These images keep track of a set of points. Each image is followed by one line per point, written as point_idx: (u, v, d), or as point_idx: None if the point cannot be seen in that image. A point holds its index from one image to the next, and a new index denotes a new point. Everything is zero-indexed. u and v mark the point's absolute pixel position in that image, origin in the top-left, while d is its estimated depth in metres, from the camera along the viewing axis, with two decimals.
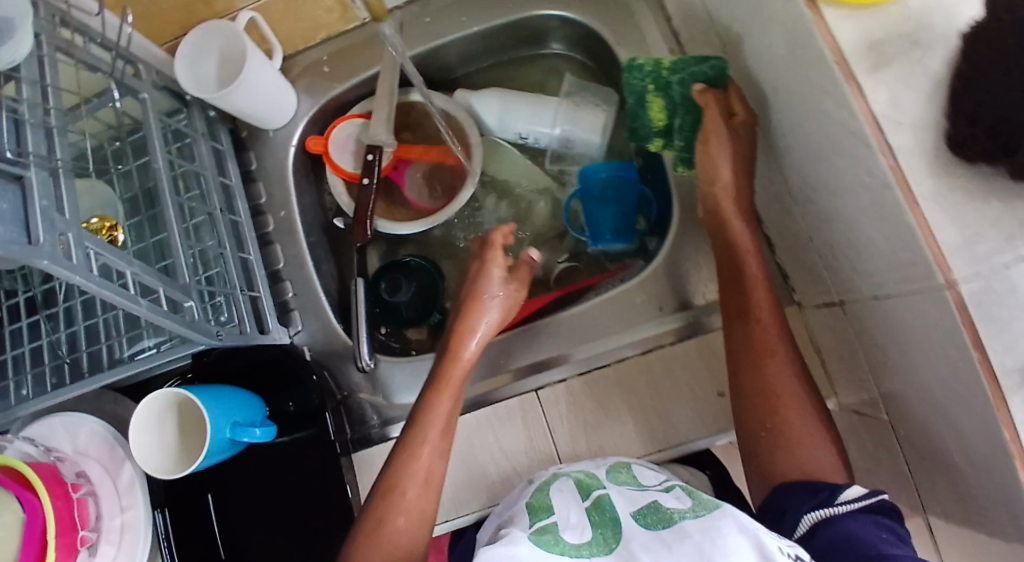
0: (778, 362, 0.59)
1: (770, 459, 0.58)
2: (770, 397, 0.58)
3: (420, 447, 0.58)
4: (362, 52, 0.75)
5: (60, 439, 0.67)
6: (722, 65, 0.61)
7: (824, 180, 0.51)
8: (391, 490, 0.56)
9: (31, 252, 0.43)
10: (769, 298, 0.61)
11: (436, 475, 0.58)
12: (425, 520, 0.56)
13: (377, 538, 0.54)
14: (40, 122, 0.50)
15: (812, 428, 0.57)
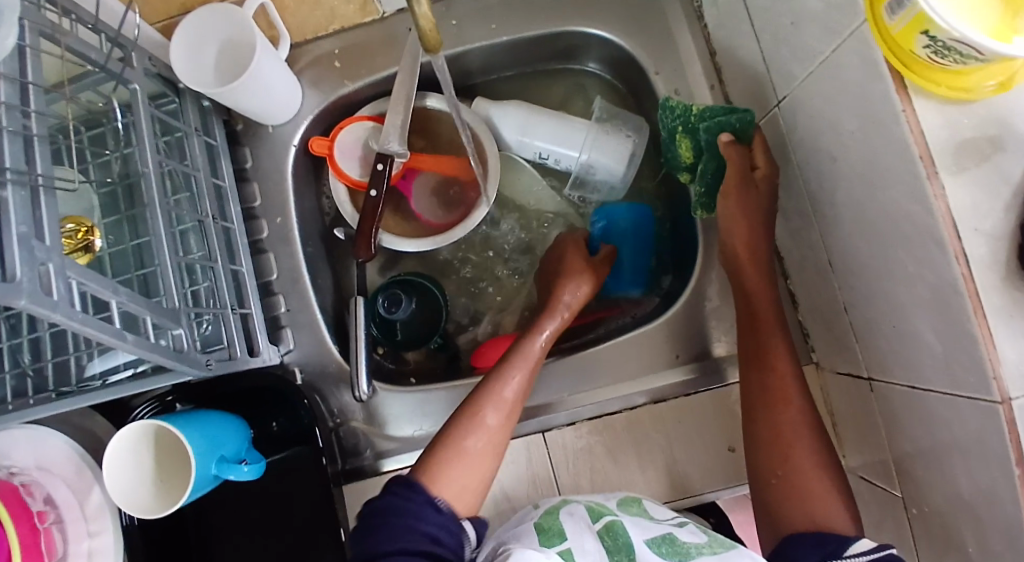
0: (794, 407, 0.57)
1: (778, 506, 0.54)
2: (779, 442, 0.56)
3: (504, 374, 0.60)
4: (380, 50, 0.70)
5: (22, 454, 0.64)
6: (749, 118, 0.58)
7: (873, 263, 0.49)
8: (474, 409, 0.58)
9: (7, 291, 0.37)
10: (787, 346, 0.59)
11: (514, 413, 0.59)
12: (500, 447, 0.57)
13: (455, 456, 0.55)
14: (19, 128, 0.43)
15: (824, 481, 0.53)
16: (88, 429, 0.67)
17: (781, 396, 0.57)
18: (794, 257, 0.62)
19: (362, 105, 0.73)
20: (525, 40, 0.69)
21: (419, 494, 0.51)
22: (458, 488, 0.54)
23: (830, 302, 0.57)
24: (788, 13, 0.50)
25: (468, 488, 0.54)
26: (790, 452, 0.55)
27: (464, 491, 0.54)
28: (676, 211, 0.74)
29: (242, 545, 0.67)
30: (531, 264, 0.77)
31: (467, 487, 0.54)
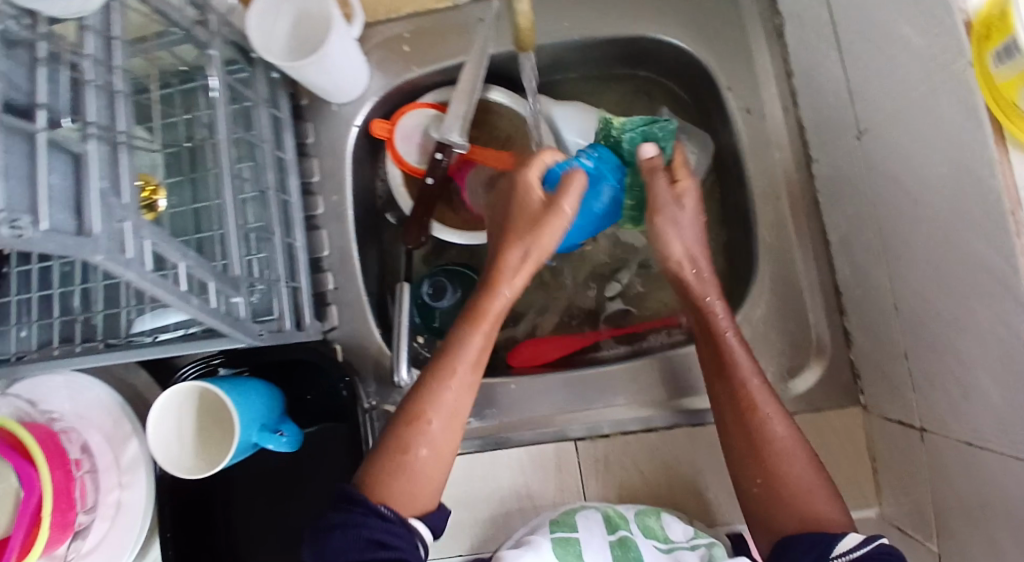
0: (768, 417, 0.55)
1: (766, 512, 0.53)
2: (756, 453, 0.54)
3: (445, 381, 0.57)
4: (449, 37, 0.70)
5: (60, 399, 0.65)
6: (670, 128, 0.63)
7: (945, 312, 0.48)
8: (416, 418, 0.56)
9: (86, 246, 0.38)
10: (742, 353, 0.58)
11: (464, 413, 0.57)
12: (447, 451, 0.56)
13: (397, 467, 0.54)
14: (103, 84, 0.43)
15: (810, 476, 0.53)
16: (132, 383, 0.69)
17: (743, 407, 0.56)
18: (853, 293, 0.60)
19: (425, 91, 0.73)
20: (598, 41, 0.68)
21: (361, 505, 0.52)
22: (407, 498, 0.54)
23: (890, 344, 0.56)
24: (883, 43, 0.49)
25: (417, 496, 0.54)
26: (768, 460, 0.54)
27: (412, 500, 0.54)
28: (731, 229, 0.71)
29: (264, 520, 0.67)
30: (577, 270, 0.78)
31: (414, 496, 0.54)
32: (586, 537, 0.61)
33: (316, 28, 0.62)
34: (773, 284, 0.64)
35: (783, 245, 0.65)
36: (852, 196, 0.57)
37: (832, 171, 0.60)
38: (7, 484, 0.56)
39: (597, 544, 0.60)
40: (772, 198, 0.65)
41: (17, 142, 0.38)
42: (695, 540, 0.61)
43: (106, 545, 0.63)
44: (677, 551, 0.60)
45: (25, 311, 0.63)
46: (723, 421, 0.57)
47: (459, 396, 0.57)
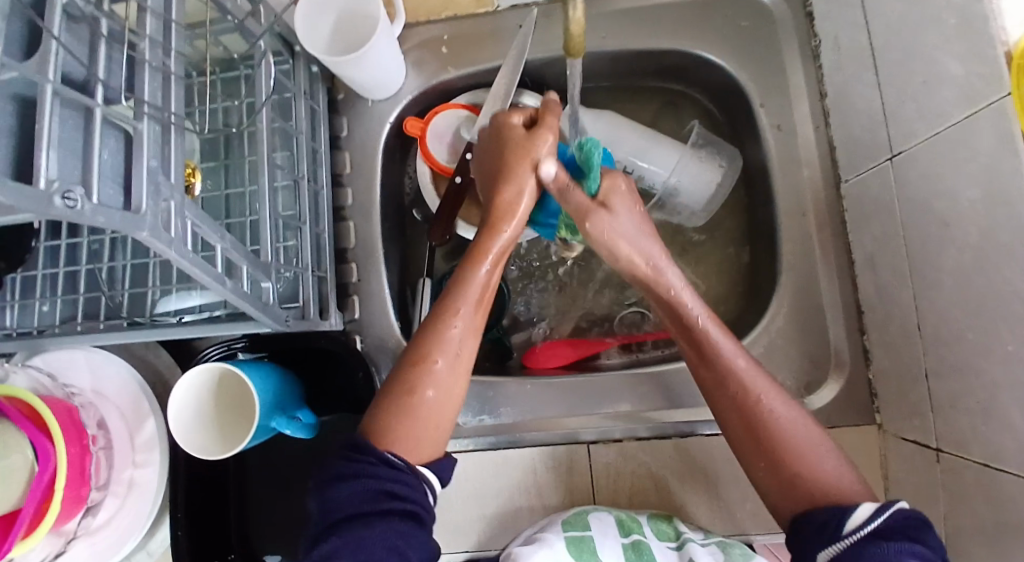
0: (764, 398, 0.53)
1: (779, 494, 0.51)
2: (759, 430, 0.52)
3: (449, 324, 0.55)
4: (486, 41, 0.71)
5: (80, 374, 0.66)
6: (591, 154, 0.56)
7: (970, 335, 0.48)
8: (421, 359, 0.54)
9: (133, 222, 0.38)
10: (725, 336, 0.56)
11: (470, 360, 0.55)
12: (454, 393, 0.54)
13: (406, 410, 0.52)
14: (159, 64, 0.43)
15: (819, 448, 0.51)
16: (152, 364, 0.70)
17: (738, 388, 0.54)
18: (876, 314, 0.61)
19: (458, 92, 0.73)
20: (634, 52, 0.69)
21: (368, 455, 0.50)
22: (414, 444, 0.52)
23: (912, 365, 0.56)
24: (922, 70, 0.51)
25: (424, 442, 0.52)
26: (772, 440, 0.52)
27: (419, 445, 0.52)
28: (755, 244, 0.72)
29: (277, 506, 0.68)
30: (596, 277, 0.79)
31: (423, 441, 0.52)
32: (600, 536, 0.62)
33: (357, 26, 0.63)
34: (793, 300, 0.65)
35: (807, 262, 0.65)
36: (881, 217, 0.58)
37: (862, 193, 0.61)
38: (21, 458, 0.54)
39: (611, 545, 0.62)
40: (798, 215, 0.66)
41: (73, 116, 0.39)
42: (707, 539, 0.62)
43: (115, 525, 0.63)
44: (689, 545, 0.60)
45: (50, 286, 0.63)
46: (718, 402, 0.55)
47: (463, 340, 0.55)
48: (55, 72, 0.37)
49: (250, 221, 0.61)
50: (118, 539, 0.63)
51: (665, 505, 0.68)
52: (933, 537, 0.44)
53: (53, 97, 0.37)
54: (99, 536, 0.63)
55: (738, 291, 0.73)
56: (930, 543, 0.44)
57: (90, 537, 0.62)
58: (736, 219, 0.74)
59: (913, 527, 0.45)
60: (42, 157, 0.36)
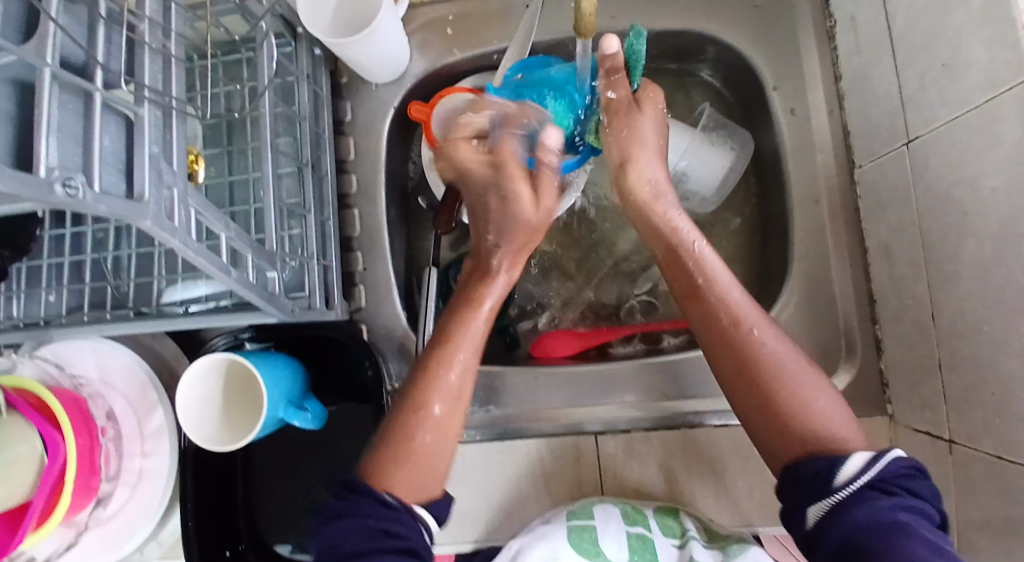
0: (757, 331, 0.52)
1: (770, 434, 0.50)
2: (750, 367, 0.51)
3: (444, 371, 0.54)
4: (494, 23, 0.69)
5: (87, 364, 0.65)
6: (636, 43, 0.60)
7: (986, 326, 0.47)
8: (415, 403, 0.53)
9: (136, 210, 0.37)
10: (734, 287, 0.54)
11: (463, 406, 0.55)
12: (450, 433, 0.53)
13: (402, 454, 0.51)
14: (159, 47, 0.42)
15: (807, 383, 0.50)
16: (159, 354, 0.69)
17: (736, 344, 0.52)
18: (890, 303, 0.60)
19: (464, 76, 0.72)
20: (644, 33, 0.68)
21: (364, 495, 0.50)
22: (411, 485, 0.51)
23: (925, 354, 0.55)
24: (944, 53, 0.49)
25: (422, 483, 0.52)
26: (765, 387, 0.50)
27: (416, 484, 0.51)
28: (766, 231, 0.71)
29: (286, 493, 0.68)
30: (603, 264, 0.78)
31: (421, 483, 0.52)
32: (602, 525, 0.62)
33: (356, 9, 0.62)
34: (804, 287, 0.64)
35: (819, 250, 0.65)
36: (898, 204, 0.57)
37: (877, 178, 0.60)
38: (30, 449, 0.54)
39: (615, 532, 0.62)
40: (811, 202, 0.65)
41: (73, 100, 0.38)
42: (711, 543, 0.61)
43: (126, 513, 0.63)
44: (691, 543, 0.60)
45: (55, 275, 0.62)
46: (720, 358, 0.53)
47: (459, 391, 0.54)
48: (53, 56, 0.36)
49: (254, 209, 0.60)
50: (128, 528, 0.63)
51: (672, 495, 0.67)
52: (923, 486, 0.46)
53: (52, 81, 0.36)
54: (109, 526, 0.63)
55: (748, 279, 0.72)
56: (918, 491, 0.45)
57: (100, 528, 0.63)
58: (746, 206, 0.73)
59: (908, 477, 0.46)
60: (41, 144, 0.35)
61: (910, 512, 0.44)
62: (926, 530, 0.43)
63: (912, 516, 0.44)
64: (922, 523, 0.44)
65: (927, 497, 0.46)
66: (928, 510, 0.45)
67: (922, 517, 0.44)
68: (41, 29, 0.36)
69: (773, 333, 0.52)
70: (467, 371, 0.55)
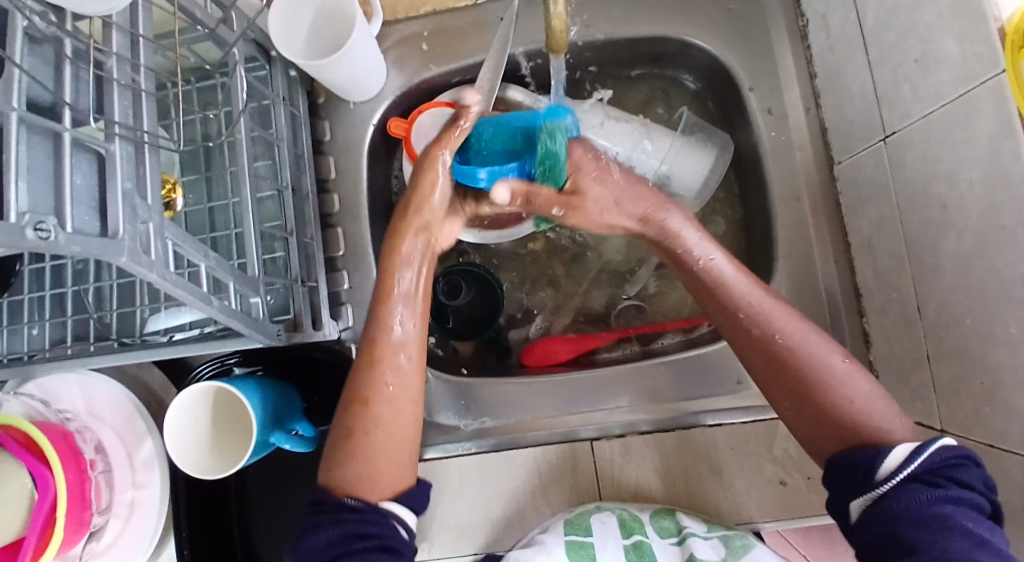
0: (789, 328, 0.52)
1: (818, 436, 0.50)
2: (793, 365, 0.51)
3: (379, 369, 0.54)
4: (468, 35, 0.69)
5: (73, 398, 0.65)
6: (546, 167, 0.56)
7: (970, 318, 0.48)
8: (357, 404, 0.53)
9: (110, 248, 0.37)
10: (748, 282, 0.55)
11: (414, 396, 0.55)
12: (399, 429, 0.53)
13: (351, 454, 0.52)
14: (128, 81, 0.42)
15: (847, 374, 0.50)
16: (147, 384, 0.69)
17: (773, 347, 0.52)
18: (876, 297, 0.60)
19: (442, 90, 0.72)
20: (619, 41, 0.68)
21: (332, 505, 0.51)
22: (370, 484, 0.52)
23: (913, 347, 0.56)
24: (915, 49, 0.49)
25: (383, 481, 0.52)
26: (805, 380, 0.51)
27: (376, 482, 0.52)
28: (750, 230, 0.71)
29: (280, 514, 0.68)
30: (589, 269, 0.78)
31: (378, 480, 0.52)
32: (601, 540, 0.63)
33: (332, 28, 0.62)
34: (791, 285, 0.64)
35: (804, 246, 0.65)
36: (878, 199, 0.57)
37: (856, 174, 0.60)
38: (20, 487, 0.54)
39: (613, 546, 0.62)
40: (792, 200, 0.65)
41: (41, 141, 0.38)
42: (710, 531, 0.63)
43: (121, 545, 0.63)
44: (691, 541, 0.61)
45: (37, 309, 0.62)
46: (750, 354, 0.53)
47: (398, 383, 0.54)
48: (19, 98, 0.36)
49: (235, 234, 0.59)
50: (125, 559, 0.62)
51: (670, 499, 0.67)
52: (976, 474, 0.44)
53: (18, 124, 0.36)
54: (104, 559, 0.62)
55: None
56: (969, 482, 0.44)
57: None
58: (729, 205, 0.73)
59: (957, 466, 0.44)
60: (11, 188, 0.34)
61: (955, 503, 0.43)
62: (969, 521, 0.42)
63: (958, 508, 0.43)
64: (966, 513, 0.43)
65: (981, 487, 0.44)
66: (980, 501, 0.43)
67: (970, 508, 0.43)
68: (5, 73, 0.36)
69: (807, 328, 0.52)
70: (407, 362, 0.54)
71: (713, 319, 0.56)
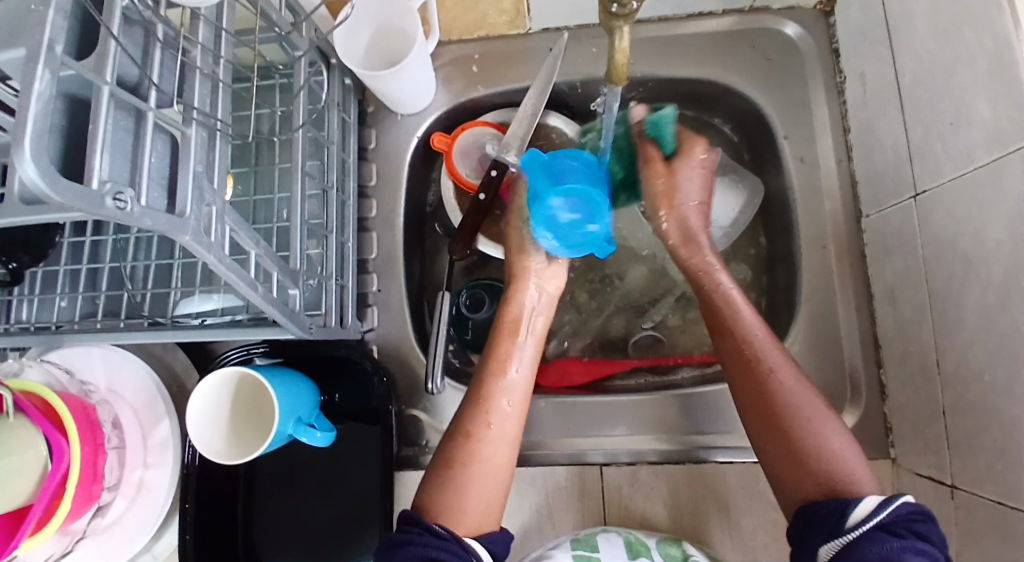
0: (776, 370, 0.56)
1: (788, 479, 0.53)
2: (773, 406, 0.55)
3: (488, 412, 0.59)
4: (517, 61, 0.72)
5: (96, 372, 0.67)
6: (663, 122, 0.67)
7: (988, 374, 0.49)
8: (461, 436, 0.58)
9: (177, 226, 0.39)
10: (756, 320, 0.60)
11: (513, 444, 0.59)
12: (499, 470, 0.58)
13: (454, 486, 0.56)
14: (209, 71, 0.44)
15: (827, 421, 0.54)
16: (170, 365, 0.70)
17: (762, 384, 0.56)
18: (894, 348, 0.61)
19: (488, 110, 0.74)
20: (663, 79, 0.71)
21: (417, 526, 0.53)
22: (461, 517, 0.55)
23: (929, 401, 0.57)
24: (950, 112, 0.52)
25: (471, 515, 0.56)
26: (787, 420, 0.54)
27: (464, 520, 0.55)
28: (773, 272, 0.73)
29: (287, 512, 0.68)
30: (611, 296, 0.79)
31: (476, 511, 0.56)
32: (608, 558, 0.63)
33: (391, 44, 0.65)
34: (812, 328, 0.66)
35: (825, 291, 0.66)
36: (903, 252, 0.59)
37: (883, 226, 0.62)
38: (35, 454, 0.53)
39: None
40: (818, 246, 0.67)
41: (124, 116, 0.40)
42: None
43: (126, 522, 0.64)
44: None
45: (71, 282, 0.63)
46: (740, 391, 0.58)
47: (500, 426, 0.59)
48: (111, 74, 0.38)
49: (277, 228, 0.61)
50: (128, 536, 0.64)
51: (675, 530, 0.68)
52: (936, 534, 0.46)
53: (108, 98, 0.38)
54: (107, 535, 0.63)
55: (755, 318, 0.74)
56: (929, 537, 0.45)
57: (98, 535, 0.63)
58: (753, 246, 0.75)
59: (918, 522, 0.46)
60: (95, 158, 0.36)
61: (922, 555, 0.44)
62: None
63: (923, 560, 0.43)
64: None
65: (938, 543, 0.46)
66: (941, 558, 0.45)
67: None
68: (101, 46, 0.38)
69: (793, 371, 0.56)
70: (511, 409, 0.60)
71: (719, 351, 0.60)
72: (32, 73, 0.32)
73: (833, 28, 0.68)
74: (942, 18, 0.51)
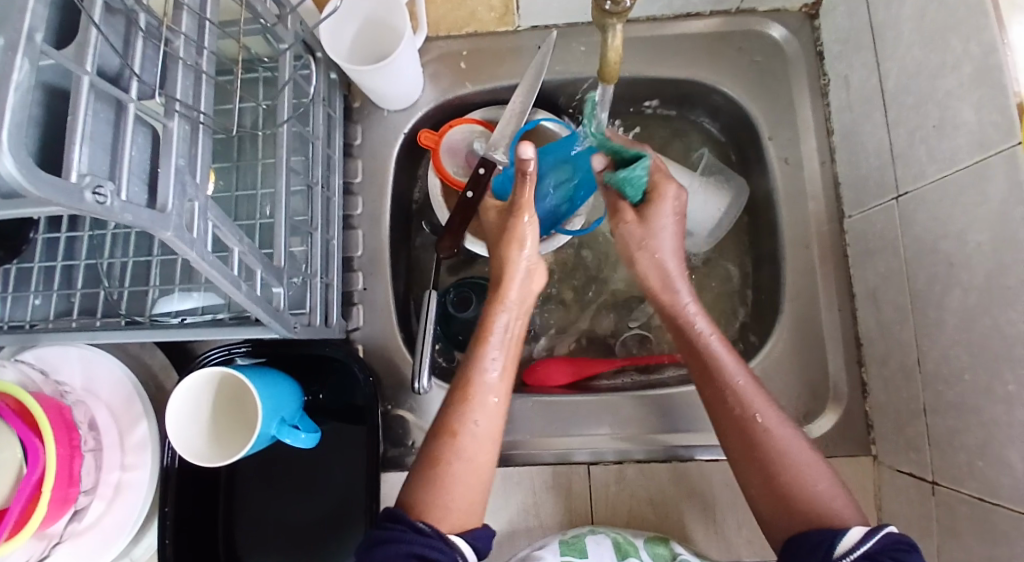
0: (760, 415, 0.56)
1: (775, 515, 0.53)
2: (760, 452, 0.55)
3: (470, 405, 0.59)
4: (505, 59, 0.72)
5: (71, 371, 0.65)
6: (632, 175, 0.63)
7: (969, 373, 0.50)
8: (445, 434, 0.58)
9: (158, 221, 0.38)
10: (738, 363, 0.59)
11: (494, 443, 0.59)
12: (481, 469, 0.57)
13: (439, 484, 0.55)
14: (192, 63, 0.43)
15: (815, 466, 0.54)
16: (148, 365, 0.69)
17: (747, 428, 0.56)
18: (876, 347, 0.62)
19: (474, 108, 0.74)
20: (650, 79, 0.71)
21: (401, 523, 0.52)
22: (446, 515, 0.54)
23: (911, 399, 0.58)
24: (934, 115, 0.52)
25: (455, 514, 0.55)
26: (772, 464, 0.54)
27: (448, 518, 0.54)
28: (757, 272, 0.74)
29: (269, 513, 0.67)
30: (598, 294, 0.79)
31: (459, 510, 0.55)
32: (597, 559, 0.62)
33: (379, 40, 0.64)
34: (796, 327, 0.66)
35: (809, 291, 0.67)
36: (885, 253, 0.60)
37: (866, 227, 0.63)
38: (11, 456, 0.53)
39: None
40: (802, 246, 0.68)
41: (104, 108, 0.39)
42: None
43: (103, 525, 0.62)
44: None
45: (45, 279, 0.61)
46: (724, 429, 0.57)
47: (485, 422, 0.58)
48: (91, 63, 0.37)
49: (260, 224, 0.60)
50: (106, 539, 0.62)
51: (660, 529, 0.68)
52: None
53: (88, 89, 0.37)
54: (84, 539, 0.61)
55: (740, 317, 0.74)
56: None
57: (76, 538, 0.61)
58: (738, 246, 0.76)
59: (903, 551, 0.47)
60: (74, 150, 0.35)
61: None
62: None
63: None
64: None
65: None
66: None
67: None
68: (81, 35, 0.37)
69: (777, 416, 0.56)
70: (494, 405, 0.59)
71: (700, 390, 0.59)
72: (11, 61, 0.31)
73: (817, 32, 0.69)
74: (927, 22, 0.52)
